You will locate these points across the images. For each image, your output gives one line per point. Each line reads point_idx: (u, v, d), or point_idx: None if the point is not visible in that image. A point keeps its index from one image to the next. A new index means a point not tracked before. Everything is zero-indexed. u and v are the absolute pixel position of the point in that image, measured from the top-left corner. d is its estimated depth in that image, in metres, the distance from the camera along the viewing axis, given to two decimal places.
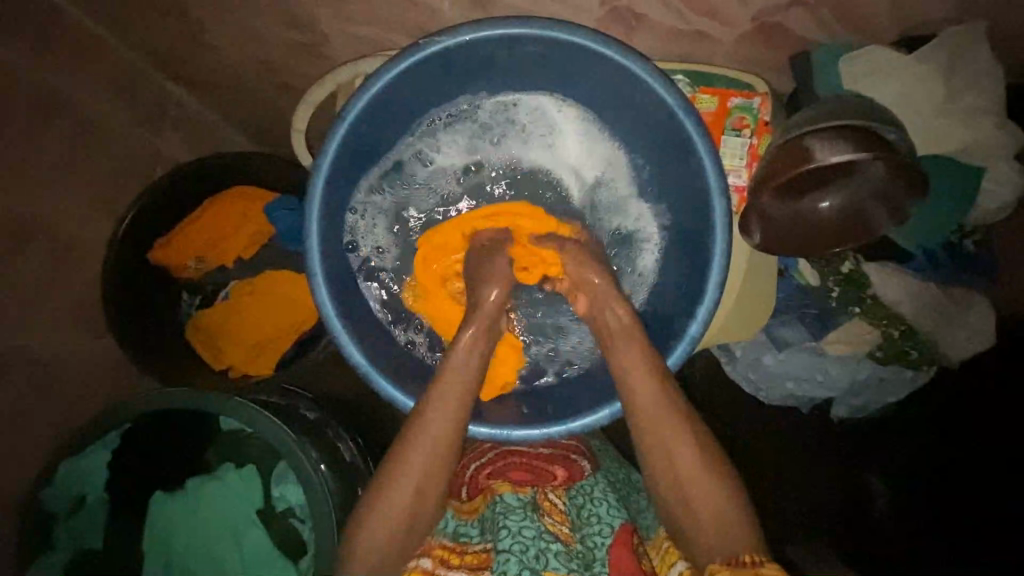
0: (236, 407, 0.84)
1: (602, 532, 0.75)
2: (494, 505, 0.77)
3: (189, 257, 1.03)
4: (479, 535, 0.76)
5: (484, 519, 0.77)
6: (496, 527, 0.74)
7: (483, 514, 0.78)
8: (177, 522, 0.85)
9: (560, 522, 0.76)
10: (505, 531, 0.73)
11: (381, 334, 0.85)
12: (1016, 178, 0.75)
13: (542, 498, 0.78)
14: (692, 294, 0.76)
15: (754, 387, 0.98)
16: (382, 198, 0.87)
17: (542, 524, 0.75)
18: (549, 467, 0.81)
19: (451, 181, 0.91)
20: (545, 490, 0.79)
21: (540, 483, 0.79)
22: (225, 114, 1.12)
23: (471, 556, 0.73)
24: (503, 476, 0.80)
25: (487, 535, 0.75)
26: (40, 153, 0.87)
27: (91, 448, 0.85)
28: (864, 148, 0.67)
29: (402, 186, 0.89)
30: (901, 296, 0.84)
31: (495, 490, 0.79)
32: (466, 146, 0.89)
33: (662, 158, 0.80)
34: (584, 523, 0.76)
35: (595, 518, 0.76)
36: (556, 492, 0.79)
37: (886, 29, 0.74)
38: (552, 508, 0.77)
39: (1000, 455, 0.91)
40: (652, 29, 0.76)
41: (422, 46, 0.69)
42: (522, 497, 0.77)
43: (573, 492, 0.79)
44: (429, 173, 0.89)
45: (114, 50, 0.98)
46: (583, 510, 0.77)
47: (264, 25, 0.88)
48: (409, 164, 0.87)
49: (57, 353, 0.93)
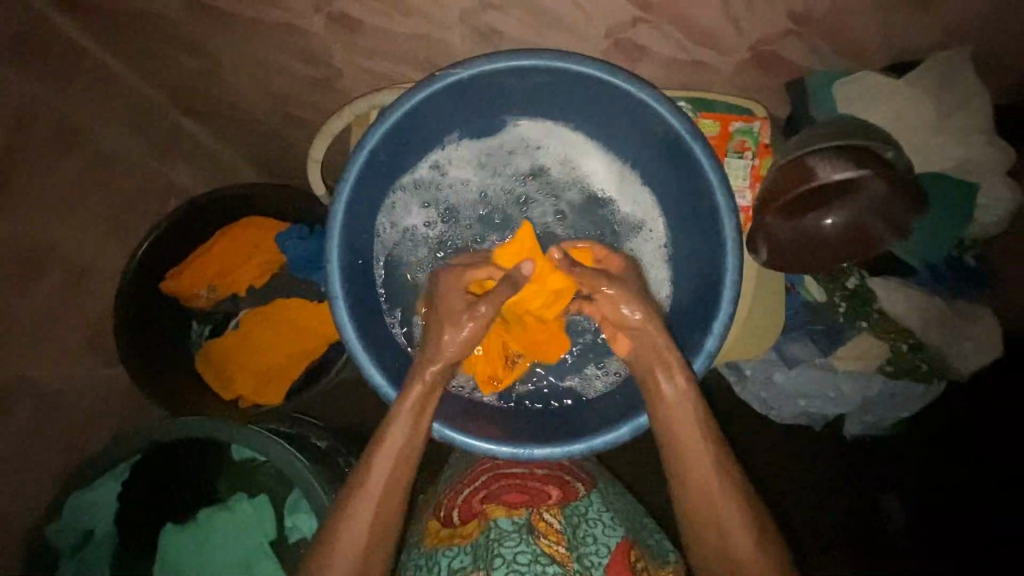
0: (249, 435, 0.84)
1: (599, 551, 0.75)
2: (488, 532, 0.77)
3: (200, 287, 1.05)
4: (472, 563, 0.74)
5: (476, 546, 0.76)
6: (491, 555, 0.73)
7: (476, 541, 0.77)
8: (184, 556, 0.81)
9: (555, 543, 0.76)
10: (499, 560, 0.72)
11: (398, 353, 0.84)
12: (1011, 194, 0.78)
13: (536, 519, 0.78)
14: (705, 310, 0.75)
15: (766, 404, 1.00)
16: (402, 218, 0.88)
17: (537, 547, 0.74)
18: (545, 488, 0.83)
19: (471, 202, 0.92)
20: (540, 510, 0.80)
21: (535, 503, 0.81)
22: (235, 146, 1.15)
23: None
24: (498, 499, 0.81)
25: (479, 563, 0.73)
26: (45, 187, 0.86)
27: (101, 480, 0.84)
28: (863, 165, 0.70)
29: (424, 207, 0.89)
30: (908, 310, 0.85)
31: (489, 515, 0.79)
32: (484, 172, 0.90)
33: (662, 178, 0.81)
34: (580, 543, 0.76)
35: (592, 538, 0.77)
36: (550, 512, 0.80)
37: (877, 54, 0.77)
38: (548, 528, 0.78)
39: (993, 476, 0.98)
40: (654, 59, 0.80)
41: (436, 79, 0.69)
42: (517, 519, 0.78)
43: (568, 511, 0.81)
44: (454, 196, 0.91)
45: (125, 79, 0.96)
46: (579, 529, 0.78)
47: (280, 60, 0.90)
48: (432, 186, 0.88)
49: (65, 382, 0.91)
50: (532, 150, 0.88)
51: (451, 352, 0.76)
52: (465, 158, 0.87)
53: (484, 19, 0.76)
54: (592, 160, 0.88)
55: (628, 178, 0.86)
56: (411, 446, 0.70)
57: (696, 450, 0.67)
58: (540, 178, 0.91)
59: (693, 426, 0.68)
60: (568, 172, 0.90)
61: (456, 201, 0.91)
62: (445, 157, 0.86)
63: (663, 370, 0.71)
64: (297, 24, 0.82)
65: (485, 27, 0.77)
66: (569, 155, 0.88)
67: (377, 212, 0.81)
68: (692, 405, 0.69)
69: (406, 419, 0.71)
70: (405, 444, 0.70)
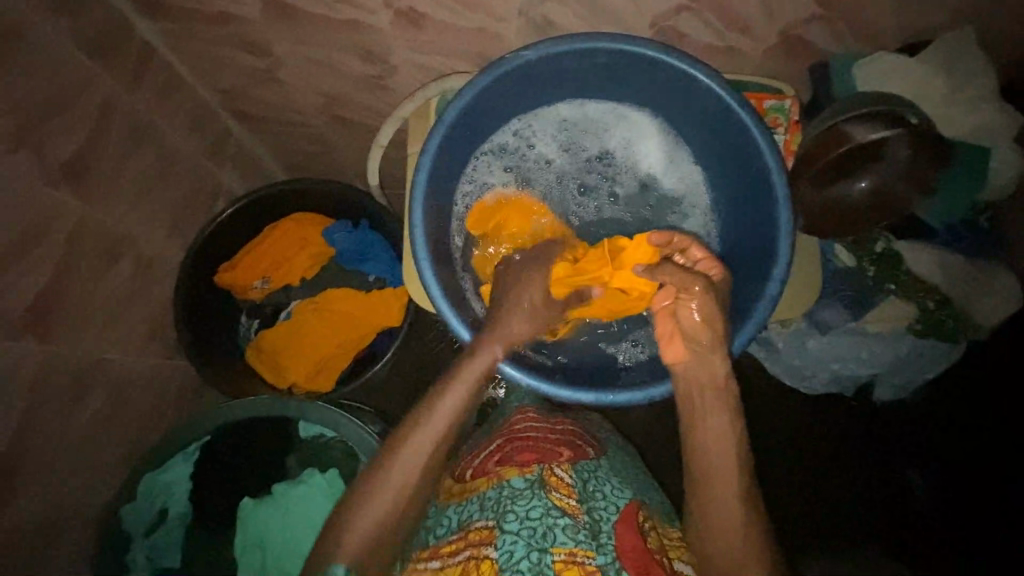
0: (318, 411, 0.86)
1: (608, 509, 0.78)
2: (500, 489, 0.78)
3: (254, 279, 1.08)
4: (480, 512, 0.77)
5: (486, 499, 0.78)
6: (503, 509, 0.75)
7: (485, 495, 0.79)
8: (263, 529, 0.83)
9: (567, 496, 0.77)
10: (512, 515, 0.74)
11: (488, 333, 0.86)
12: (1018, 157, 0.86)
13: (548, 474, 0.80)
14: (761, 260, 0.79)
15: (800, 370, 1.07)
16: (480, 181, 0.91)
17: (549, 501, 0.76)
18: (557, 448, 0.85)
19: (544, 178, 0.95)
20: (552, 466, 0.81)
21: (547, 460, 0.82)
22: (278, 148, 1.20)
23: (475, 533, 0.75)
24: (510, 461, 0.82)
25: (489, 513, 0.76)
26: (121, 180, 0.89)
27: (171, 461, 0.84)
28: (890, 126, 0.79)
29: (505, 177, 0.93)
30: (933, 270, 0.93)
31: (501, 475, 0.80)
32: (560, 150, 0.94)
33: (711, 150, 0.87)
34: (590, 497, 0.78)
35: (601, 494, 0.79)
36: (562, 467, 0.81)
37: (891, 37, 0.86)
38: (559, 482, 0.79)
39: (1004, 439, 1.08)
40: (691, 45, 0.88)
41: (504, 62, 0.75)
42: (529, 477, 0.79)
43: (579, 468, 0.82)
44: (532, 173, 0.94)
45: (188, 85, 1.01)
46: (588, 484, 0.80)
47: (340, 59, 0.96)
48: (514, 156, 0.93)
49: (132, 368, 0.94)
50: (593, 130, 0.93)
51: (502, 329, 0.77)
52: (536, 135, 0.92)
53: (540, 11, 0.83)
54: (649, 138, 0.93)
55: (685, 155, 0.92)
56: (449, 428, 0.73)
57: (724, 475, 0.72)
58: (605, 162, 0.96)
59: (729, 450, 0.72)
60: (628, 157, 0.95)
61: (534, 178, 0.94)
62: (527, 129, 0.91)
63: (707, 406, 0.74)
64: (363, 22, 0.88)
65: (540, 19, 0.84)
66: (629, 132, 0.93)
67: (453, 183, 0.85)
68: (729, 434, 0.73)
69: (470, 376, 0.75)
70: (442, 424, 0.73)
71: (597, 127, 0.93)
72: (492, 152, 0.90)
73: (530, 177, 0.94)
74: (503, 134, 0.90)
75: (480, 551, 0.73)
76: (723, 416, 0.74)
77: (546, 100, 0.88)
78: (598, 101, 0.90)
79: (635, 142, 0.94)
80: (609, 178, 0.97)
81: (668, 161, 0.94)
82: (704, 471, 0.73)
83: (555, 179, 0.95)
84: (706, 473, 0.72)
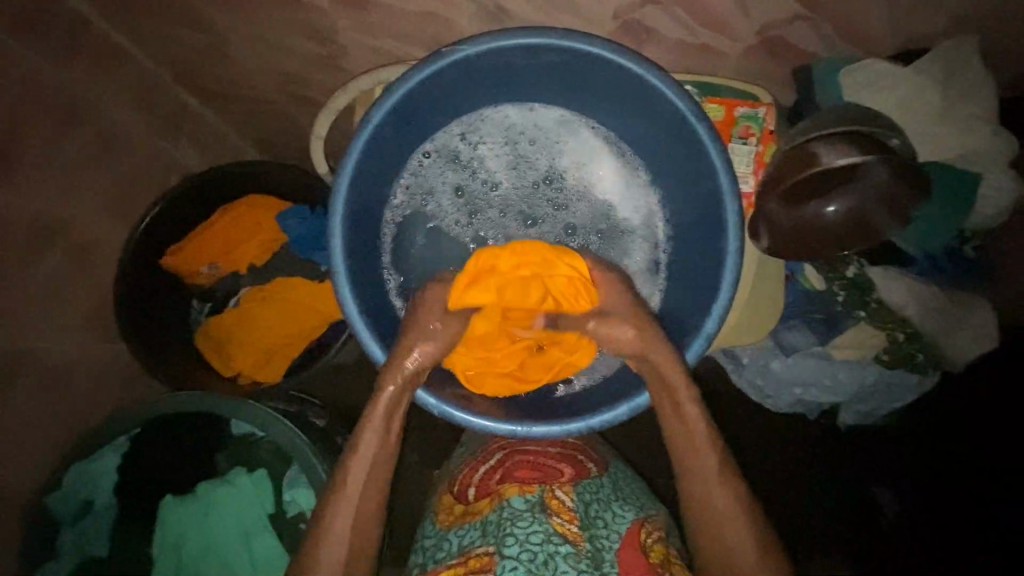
0: (249, 412, 0.84)
1: (611, 536, 0.73)
2: (500, 510, 0.75)
3: (201, 264, 1.04)
4: (481, 539, 0.73)
5: (487, 523, 0.74)
6: (502, 533, 0.71)
7: (487, 518, 0.75)
8: (184, 528, 0.83)
9: (569, 521, 0.73)
10: (512, 538, 0.70)
11: None
12: (1014, 183, 0.78)
13: (549, 496, 0.76)
14: (705, 293, 0.75)
15: (762, 393, 1.00)
16: (420, 185, 0.87)
17: (550, 525, 0.72)
18: (558, 465, 0.82)
19: (486, 190, 0.89)
20: (553, 488, 0.77)
21: (548, 481, 0.78)
22: (239, 125, 1.14)
23: (474, 559, 0.71)
24: (511, 479, 0.79)
25: (489, 539, 0.72)
26: (50, 158, 0.85)
27: (100, 452, 0.84)
28: (866, 152, 0.71)
29: (447, 182, 0.88)
30: (907, 299, 0.86)
31: (503, 494, 0.77)
32: (507, 159, 0.88)
33: (666, 164, 0.81)
34: (592, 523, 0.74)
35: (603, 522, 0.75)
36: (564, 489, 0.77)
37: (886, 42, 0.77)
38: (561, 506, 0.75)
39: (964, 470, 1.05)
40: (661, 41, 0.79)
41: (442, 55, 0.69)
42: (529, 498, 0.75)
43: (581, 489, 0.78)
44: (477, 180, 0.89)
45: (133, 57, 0.96)
46: (591, 509, 0.76)
47: (288, 37, 0.89)
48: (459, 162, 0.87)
49: (64, 353, 0.92)
50: (544, 134, 0.87)
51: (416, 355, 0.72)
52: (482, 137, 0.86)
53: None
54: (603, 147, 0.86)
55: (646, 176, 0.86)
56: (382, 475, 0.70)
57: (710, 471, 0.68)
58: (561, 184, 0.89)
59: (705, 449, 0.69)
60: (586, 177, 0.89)
61: (479, 186, 0.89)
62: (474, 134, 0.86)
63: (672, 399, 0.71)
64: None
65: (494, 5, 0.76)
66: (584, 141, 0.87)
67: (383, 183, 0.81)
68: (700, 424, 0.70)
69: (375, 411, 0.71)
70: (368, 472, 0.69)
71: (547, 131, 0.87)
72: (432, 154, 0.85)
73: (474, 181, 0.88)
74: (445, 134, 0.85)
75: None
76: (692, 405, 0.71)
77: (499, 99, 0.82)
78: (550, 109, 0.85)
79: (588, 152, 0.87)
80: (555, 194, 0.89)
81: (621, 174, 0.87)
82: (692, 472, 0.69)
83: (513, 190, 0.89)
84: (693, 473, 0.69)
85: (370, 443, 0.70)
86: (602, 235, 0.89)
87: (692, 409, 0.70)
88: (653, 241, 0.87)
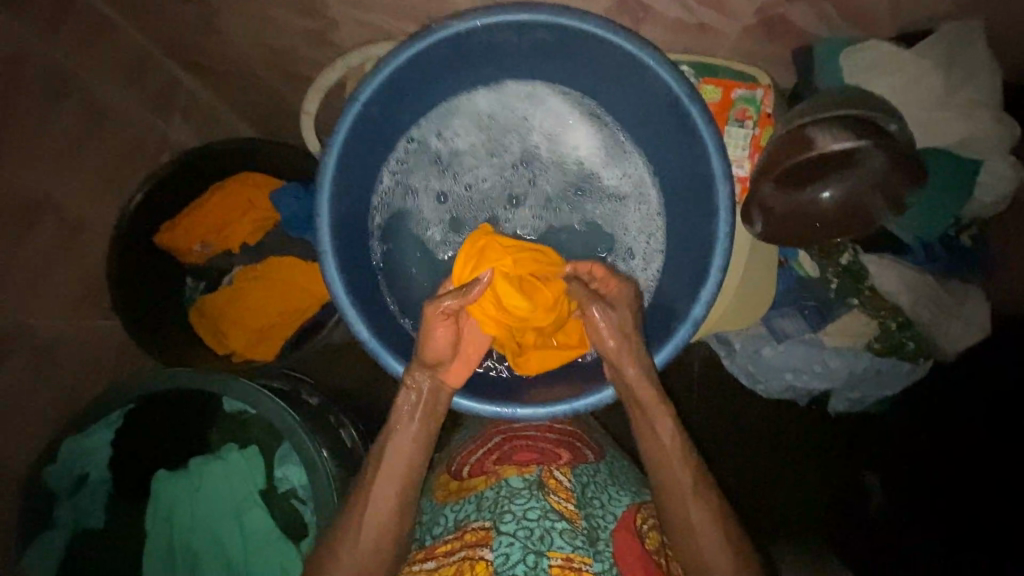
0: (238, 390, 0.85)
1: (607, 516, 0.74)
2: (498, 488, 0.75)
3: (195, 242, 1.04)
4: (477, 513, 0.74)
5: (483, 498, 0.75)
6: (500, 509, 0.72)
7: (483, 494, 0.76)
8: (176, 500, 0.85)
9: (565, 500, 0.74)
10: (510, 515, 0.70)
11: (401, 326, 0.83)
12: (1013, 171, 0.77)
13: (547, 476, 0.77)
14: (694, 278, 0.74)
15: (752, 378, 0.99)
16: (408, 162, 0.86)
17: (547, 502, 0.72)
18: (556, 449, 0.83)
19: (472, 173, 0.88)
20: (551, 469, 0.78)
21: (546, 461, 0.80)
22: (232, 103, 1.12)
23: (471, 534, 0.71)
24: (510, 460, 0.80)
25: (486, 514, 0.73)
26: (41, 136, 0.85)
27: (94, 426, 0.85)
28: (862, 137, 0.69)
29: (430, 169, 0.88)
30: (899, 286, 0.85)
31: (501, 473, 0.78)
32: (484, 148, 0.87)
33: (659, 142, 0.79)
34: (588, 504, 0.75)
35: (599, 503, 0.76)
36: (561, 470, 0.79)
37: (888, 23, 0.75)
38: (558, 485, 0.76)
39: None
40: (658, 21, 0.77)
41: (432, 30, 0.67)
42: (528, 477, 0.76)
43: (578, 471, 0.80)
44: (462, 163, 0.87)
45: (121, 31, 0.95)
46: (587, 490, 0.77)
47: (279, 13, 0.87)
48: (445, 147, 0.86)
49: (58, 330, 0.93)
50: (534, 111, 0.85)
51: (433, 346, 0.72)
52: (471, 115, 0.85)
53: None
54: (592, 124, 0.85)
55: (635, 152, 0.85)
56: (409, 478, 0.71)
57: (679, 473, 0.70)
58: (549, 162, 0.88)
59: (674, 452, 0.71)
60: (576, 154, 0.87)
61: (462, 188, 0.88)
62: (452, 130, 0.86)
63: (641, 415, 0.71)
64: None
65: None
66: (574, 119, 0.85)
67: (371, 162, 0.80)
68: (669, 434, 0.71)
69: (405, 416, 0.72)
70: (398, 487, 0.71)
71: (537, 108, 0.85)
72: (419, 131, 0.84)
73: (463, 159, 0.87)
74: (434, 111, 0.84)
75: (476, 552, 0.69)
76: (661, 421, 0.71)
77: (477, 84, 0.82)
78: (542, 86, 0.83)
79: (578, 129, 0.86)
80: (547, 182, 0.88)
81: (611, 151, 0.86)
82: (657, 478, 0.71)
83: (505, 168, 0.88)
84: (661, 475, 0.70)
85: (407, 445, 0.72)
86: (590, 213, 0.88)
87: (664, 428, 0.71)
88: (643, 216, 0.86)
